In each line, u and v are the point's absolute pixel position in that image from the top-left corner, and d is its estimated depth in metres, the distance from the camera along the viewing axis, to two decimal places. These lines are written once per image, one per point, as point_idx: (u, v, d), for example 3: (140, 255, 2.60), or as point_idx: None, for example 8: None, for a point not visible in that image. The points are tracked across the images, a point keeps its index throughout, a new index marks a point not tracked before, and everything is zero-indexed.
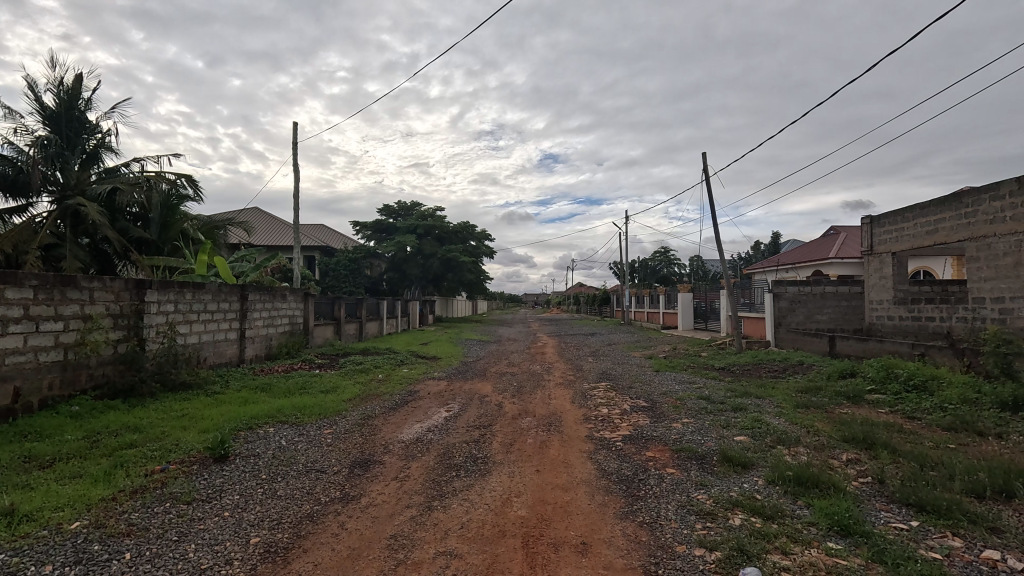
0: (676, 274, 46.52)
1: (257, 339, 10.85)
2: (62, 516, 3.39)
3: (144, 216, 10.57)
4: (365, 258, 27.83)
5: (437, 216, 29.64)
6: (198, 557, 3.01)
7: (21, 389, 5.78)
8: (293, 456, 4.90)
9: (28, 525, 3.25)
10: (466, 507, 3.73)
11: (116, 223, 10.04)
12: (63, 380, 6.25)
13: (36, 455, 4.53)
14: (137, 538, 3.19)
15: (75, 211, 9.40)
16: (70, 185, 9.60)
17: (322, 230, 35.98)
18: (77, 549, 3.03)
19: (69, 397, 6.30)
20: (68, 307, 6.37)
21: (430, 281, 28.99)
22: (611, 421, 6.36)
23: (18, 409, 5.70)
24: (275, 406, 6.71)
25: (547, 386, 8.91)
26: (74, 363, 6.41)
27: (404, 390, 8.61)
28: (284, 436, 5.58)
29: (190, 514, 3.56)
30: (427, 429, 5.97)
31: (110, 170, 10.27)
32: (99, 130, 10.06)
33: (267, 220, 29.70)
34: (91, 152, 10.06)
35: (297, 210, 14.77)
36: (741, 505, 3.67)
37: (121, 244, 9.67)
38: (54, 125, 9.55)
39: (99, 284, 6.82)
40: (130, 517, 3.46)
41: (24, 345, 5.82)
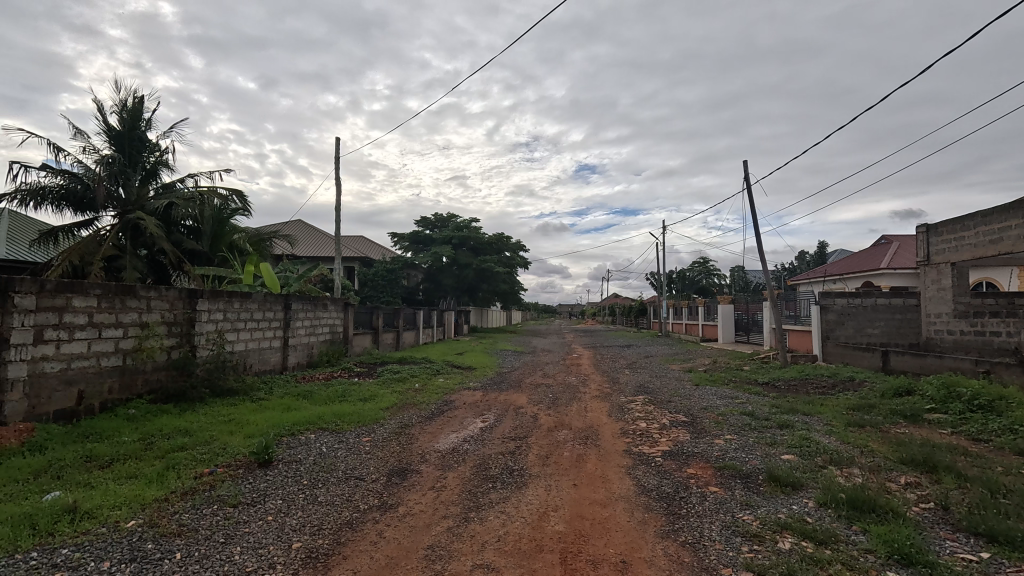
0: (716, 285, 45.37)
1: (300, 347, 11.19)
2: (119, 515, 3.56)
3: (197, 229, 11.14)
4: (402, 269, 28.31)
5: (472, 227, 29.89)
6: (243, 559, 3.09)
7: (84, 392, 6.14)
8: (333, 462, 5.00)
9: (89, 522, 3.42)
10: (503, 519, 3.70)
11: (171, 236, 10.62)
12: (121, 384, 6.62)
13: (97, 455, 4.78)
14: (187, 538, 3.31)
15: (135, 224, 10.02)
16: (132, 202, 10.25)
17: (362, 242, 36.87)
18: (132, 546, 3.17)
19: (126, 400, 6.66)
20: (128, 316, 6.76)
21: (464, 292, 29.21)
22: (650, 436, 6.21)
23: (81, 411, 6.06)
24: (316, 412, 6.88)
25: (584, 399, 8.78)
26: (132, 368, 6.78)
27: (440, 399, 8.67)
28: (325, 443, 5.71)
29: (236, 517, 3.67)
30: (463, 440, 5.98)
31: (168, 185, 10.90)
32: (159, 148, 10.70)
33: (310, 232, 30.76)
34: (151, 169, 10.69)
35: (338, 222, 15.24)
36: (791, 528, 3.50)
37: (175, 256, 10.20)
38: (118, 144, 10.23)
39: (156, 293, 7.21)
40: (181, 518, 3.59)
41: (88, 351, 6.19)
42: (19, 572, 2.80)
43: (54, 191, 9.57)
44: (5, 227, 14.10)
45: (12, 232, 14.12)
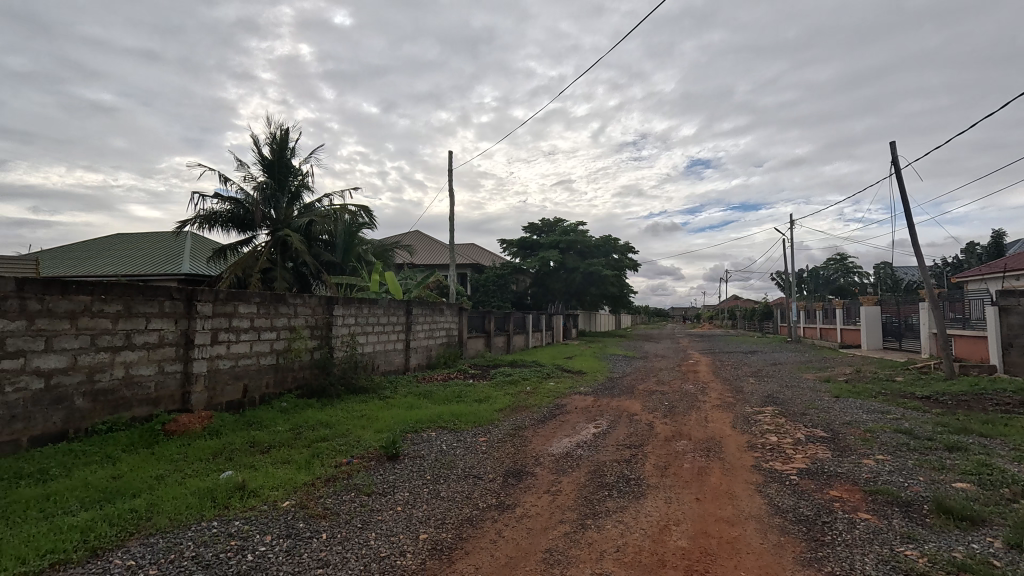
0: (857, 284, 40.18)
1: (420, 349, 11.97)
2: (277, 495, 4.06)
3: (332, 243, 12.43)
4: (511, 275, 29.03)
5: (579, 230, 29.72)
6: (378, 545, 3.35)
7: (248, 386, 7.14)
8: (453, 460, 5.25)
9: (254, 499, 3.95)
10: (621, 529, 3.60)
11: (312, 249, 11.99)
12: (275, 380, 7.59)
13: (258, 441, 5.52)
14: (331, 521, 3.68)
15: (284, 241, 11.48)
16: (281, 221, 11.74)
17: (473, 249, 38.45)
18: (288, 524, 3.59)
19: (279, 394, 7.63)
20: (280, 320, 7.73)
21: (572, 296, 29.12)
22: (783, 451, 5.65)
23: (245, 402, 7.06)
24: (436, 411, 7.29)
25: (703, 408, 8.26)
26: (283, 366, 7.75)
27: (552, 403, 8.72)
28: (445, 441, 6.02)
29: (371, 505, 4.00)
30: (576, 445, 5.94)
31: (309, 204, 12.33)
32: (301, 173, 12.15)
33: (426, 241, 32.81)
34: (295, 191, 12.17)
35: (452, 231, 16.06)
36: (970, 571, 2.95)
37: (315, 267, 11.49)
38: (270, 172, 11.80)
39: (301, 300, 8.17)
40: (325, 502, 4.01)
41: (250, 350, 7.18)
42: (204, 537, 3.31)
43: (223, 215, 11.29)
44: (188, 247, 16.92)
45: (193, 252, 16.89)
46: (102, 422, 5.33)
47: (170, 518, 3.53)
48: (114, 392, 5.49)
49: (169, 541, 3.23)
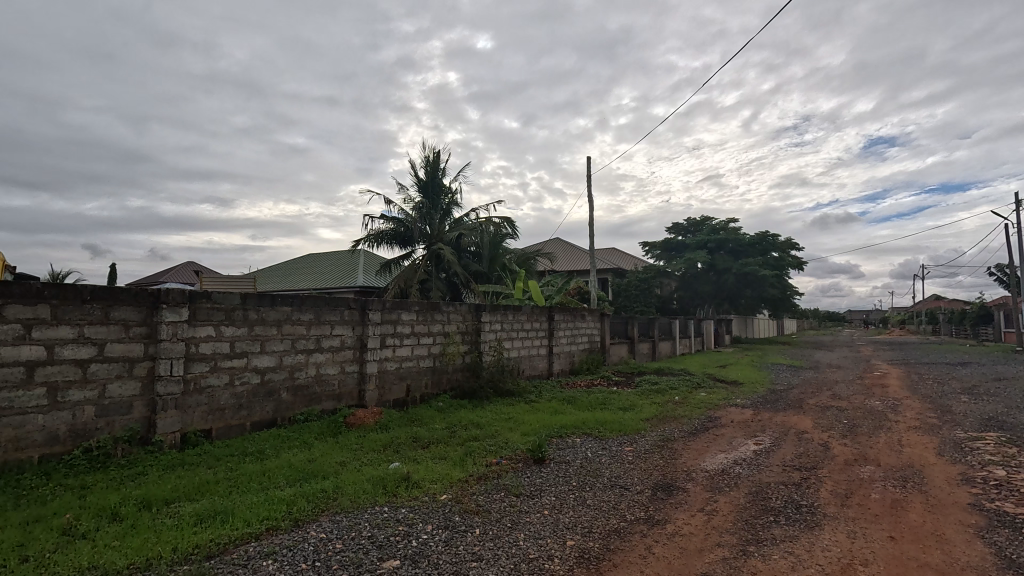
0: None
1: (563, 355, 12.10)
2: (436, 488, 4.42)
3: (479, 253, 13.22)
4: (654, 278, 27.90)
5: (731, 228, 27.38)
6: (527, 546, 3.44)
7: (410, 386, 7.92)
8: (598, 468, 5.19)
9: (417, 490, 4.34)
10: (792, 562, 3.19)
11: (461, 261, 12.90)
12: (432, 381, 8.30)
13: (420, 437, 6.08)
14: (483, 517, 3.89)
15: (437, 253, 12.56)
16: (435, 235, 12.89)
17: (614, 254, 37.76)
18: (446, 516, 3.88)
19: (436, 394, 8.33)
20: (436, 327, 8.43)
21: (725, 299, 26.93)
22: (1015, 489, 4.51)
23: (408, 401, 7.85)
24: (581, 418, 7.28)
25: (896, 429, 6.99)
26: (439, 369, 8.44)
27: (703, 414, 8.13)
28: (590, 448, 5.98)
29: (519, 506, 4.13)
30: (734, 462, 5.45)
31: (458, 219, 13.33)
32: (451, 190, 13.21)
33: (567, 248, 33.18)
34: (446, 208, 13.25)
35: (592, 237, 15.99)
36: None
37: (465, 277, 12.33)
38: (425, 192, 13.02)
39: (453, 308, 8.80)
40: (478, 499, 4.25)
41: (412, 354, 7.95)
42: (378, 519, 3.73)
43: (388, 233, 12.75)
44: (361, 263, 19.42)
45: (364, 266, 19.33)
46: (301, 413, 6.36)
47: (351, 500, 4.05)
48: (308, 388, 6.50)
49: (351, 520, 3.71)
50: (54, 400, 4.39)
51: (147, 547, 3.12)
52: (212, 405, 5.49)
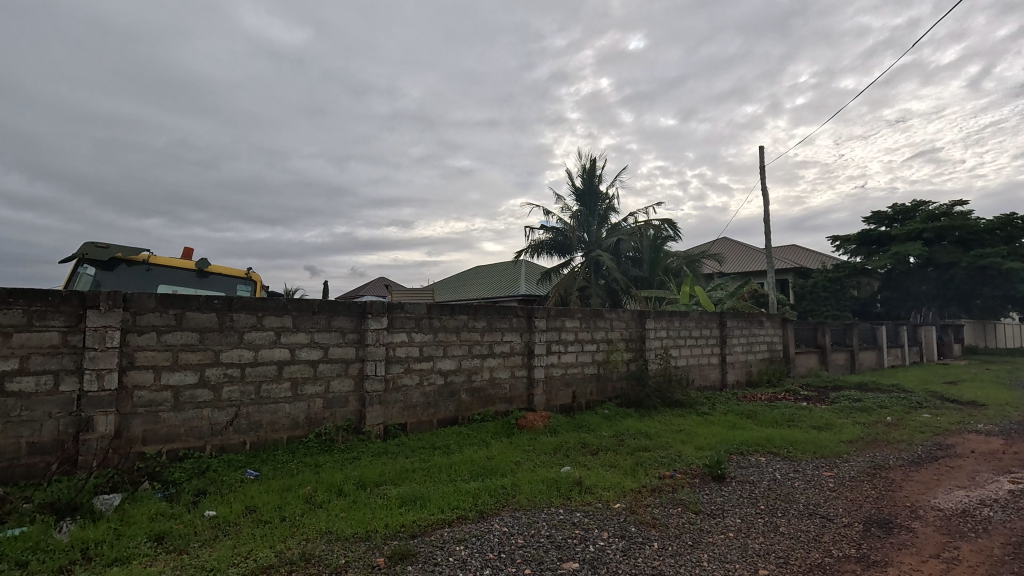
0: None
1: (738, 365, 11.09)
2: (609, 495, 4.40)
3: (638, 258, 12.82)
4: (850, 278, 24.01)
5: (957, 212, 22.26)
6: (712, 568, 3.23)
7: (576, 392, 8.03)
8: (791, 493, 4.63)
9: (590, 496, 4.37)
10: None
11: (621, 266, 12.70)
12: (598, 389, 8.30)
13: (589, 443, 6.11)
14: (660, 531, 3.75)
15: (596, 260, 12.65)
16: (594, 242, 12.99)
17: (795, 251, 33.48)
18: (621, 525, 3.84)
19: (602, 402, 8.32)
20: (599, 334, 8.41)
21: (951, 300, 21.93)
22: None
23: (575, 406, 7.97)
24: (764, 435, 6.58)
25: None
26: (604, 376, 8.41)
27: (929, 441, 6.71)
28: (778, 469, 5.37)
29: (700, 524, 3.90)
30: (980, 502, 4.38)
31: (615, 225, 13.28)
32: (607, 196, 13.27)
33: (737, 247, 30.44)
34: (603, 214, 13.31)
35: (768, 234, 14.44)
36: None
37: (625, 283, 12.10)
38: (582, 200, 13.24)
39: (617, 315, 8.69)
40: (654, 512, 4.11)
41: (576, 360, 8.05)
42: (555, 520, 3.85)
43: (547, 243, 13.18)
44: (523, 273, 20.36)
45: (526, 276, 20.23)
46: (478, 413, 6.89)
47: (528, 499, 4.25)
48: (483, 390, 7.02)
49: (530, 517, 3.89)
50: (296, 392, 5.45)
51: (366, 521, 3.68)
52: (406, 402, 6.26)
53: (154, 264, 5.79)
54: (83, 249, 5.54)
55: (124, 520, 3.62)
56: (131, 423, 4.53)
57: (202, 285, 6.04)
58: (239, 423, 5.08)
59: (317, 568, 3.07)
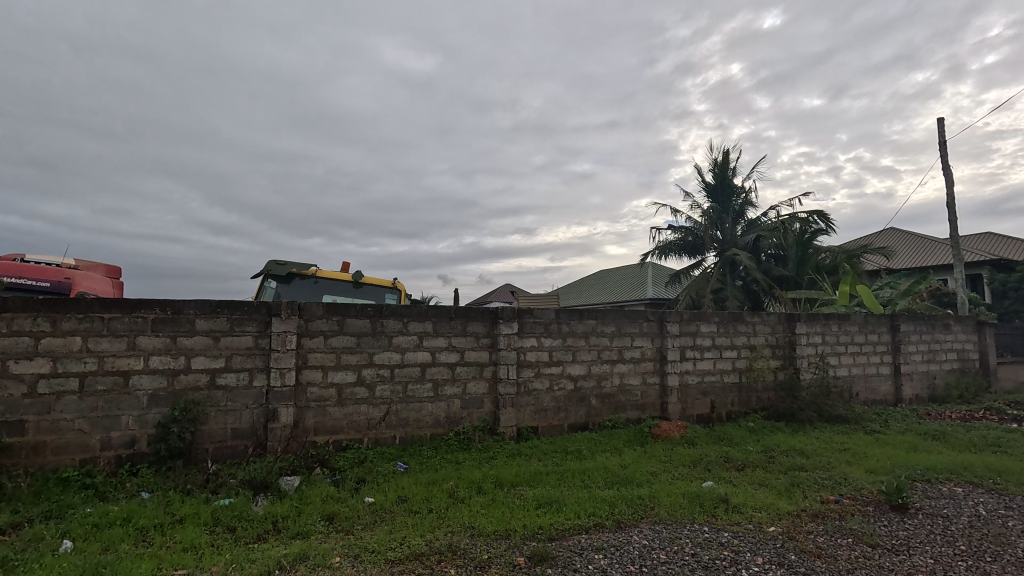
0: None
1: (917, 376, 9.44)
2: (761, 517, 4.01)
3: (782, 255, 11.54)
4: None
5: None
6: None
7: (715, 402, 7.48)
8: (1004, 534, 3.79)
9: (738, 515, 4.03)
10: None
11: (763, 265, 11.60)
12: (740, 399, 7.66)
13: (733, 458, 5.65)
14: (827, 563, 3.32)
15: (732, 260, 11.79)
16: (729, 240, 12.11)
17: (991, 240, 27.68)
18: (778, 551, 3.46)
19: (745, 413, 7.66)
20: (740, 339, 7.75)
21: None
22: None
23: (714, 417, 7.44)
24: (959, 461, 5.49)
25: None
26: (747, 385, 7.73)
27: None
28: (982, 503, 4.44)
29: (878, 560, 3.37)
30: None
31: (753, 221, 12.28)
32: (743, 190, 12.34)
33: (909, 238, 26.07)
34: (739, 210, 12.39)
35: (954, 221, 12.14)
36: None
37: (767, 283, 10.99)
38: (714, 196, 12.45)
39: (760, 318, 7.94)
40: (817, 540, 3.65)
41: (714, 367, 7.51)
42: (700, 538, 3.61)
43: (677, 243, 12.54)
44: (650, 276, 19.60)
45: (654, 279, 19.43)
46: (608, 419, 6.76)
47: (668, 512, 4.04)
48: (614, 397, 6.87)
49: (671, 532, 3.70)
50: (437, 393, 5.85)
51: (505, 520, 3.80)
52: (538, 406, 6.37)
53: (320, 277, 6.64)
54: (269, 266, 6.55)
55: (303, 499, 4.19)
56: (305, 415, 5.23)
57: (355, 293, 6.78)
58: (390, 419, 5.59)
59: (463, 560, 3.23)
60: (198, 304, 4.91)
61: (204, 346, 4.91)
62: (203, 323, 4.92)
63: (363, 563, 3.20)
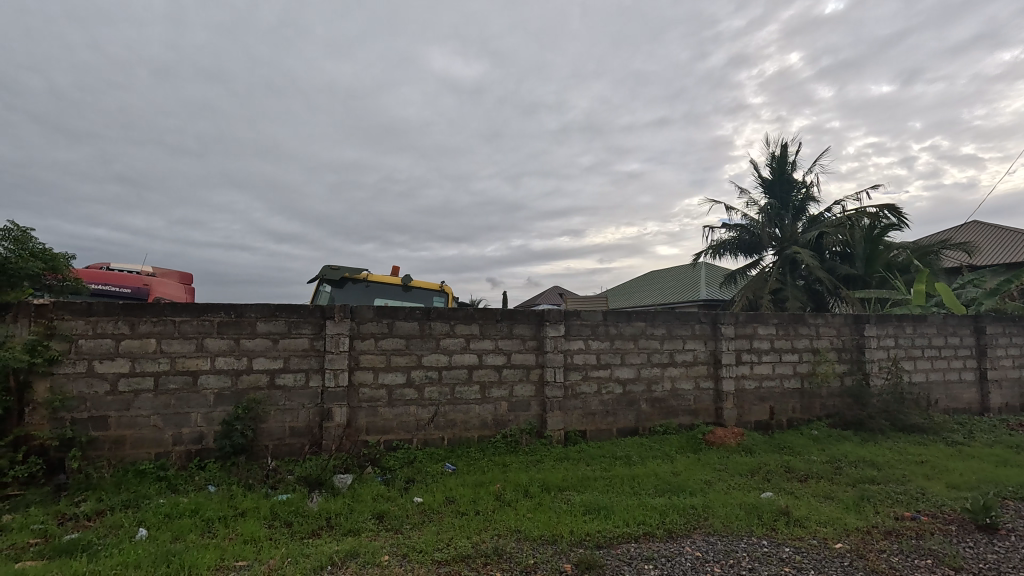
0: None
1: (1006, 383, 8.59)
2: (826, 532, 3.75)
3: (848, 253, 10.86)
4: None
5: None
6: None
7: (774, 408, 7.11)
8: None
9: (801, 530, 3.78)
10: None
11: (826, 263, 10.95)
12: (802, 405, 7.24)
13: (794, 468, 5.33)
14: None
15: (792, 258, 11.23)
16: (788, 238, 11.51)
17: None
18: (846, 570, 3.22)
19: (808, 421, 7.23)
20: (801, 342, 7.33)
21: None
22: None
23: (773, 424, 7.06)
24: None
25: None
26: (810, 391, 7.30)
27: None
28: None
29: None
30: None
31: (815, 217, 11.63)
32: (803, 184, 11.73)
33: (995, 232, 23.87)
34: (799, 206, 11.78)
35: None
36: None
37: (831, 282, 10.36)
38: (772, 192, 11.90)
39: (823, 320, 7.47)
40: (891, 560, 3.37)
41: (773, 372, 7.14)
42: (758, 552, 3.42)
43: (731, 242, 12.05)
44: (704, 276, 18.95)
45: (708, 279, 18.77)
46: (659, 424, 6.56)
47: (723, 523, 3.86)
48: (665, 401, 6.66)
49: (727, 545, 3.53)
50: (485, 395, 5.88)
51: (552, 525, 3.75)
52: (585, 410, 6.28)
53: (371, 281, 6.84)
54: (323, 271, 6.82)
55: (354, 497, 4.31)
56: (357, 415, 5.40)
57: (404, 296, 6.93)
58: (438, 421, 5.67)
59: (509, 564, 3.21)
60: (258, 308, 5.17)
61: (264, 348, 5.16)
62: (263, 326, 5.17)
63: (411, 562, 3.25)
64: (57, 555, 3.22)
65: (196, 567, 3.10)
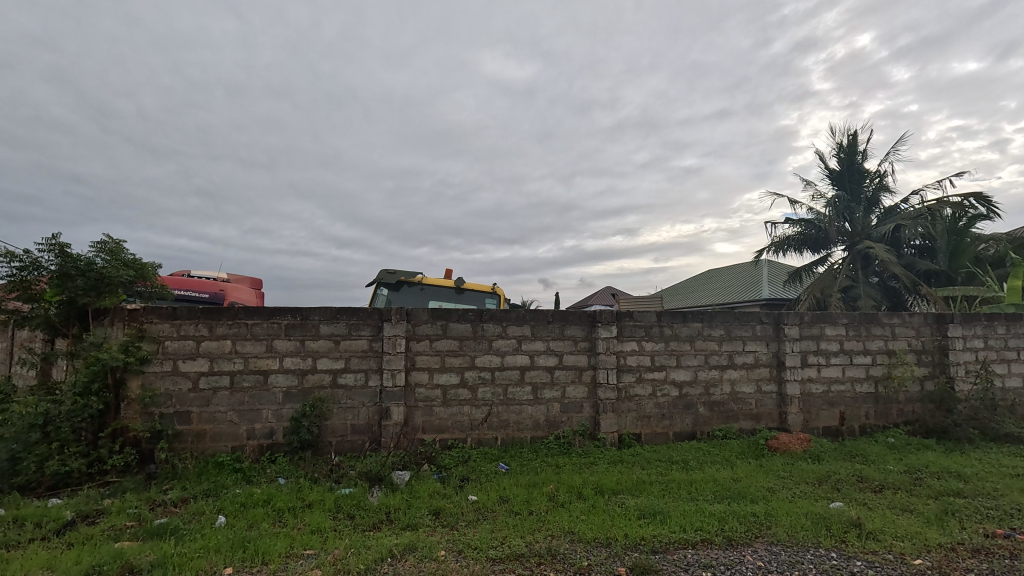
0: None
1: None
2: (904, 547, 3.50)
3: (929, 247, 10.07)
4: None
5: None
6: None
7: (845, 414, 6.70)
8: None
9: (876, 543, 3.55)
10: None
11: (903, 258, 10.19)
12: (877, 411, 6.77)
13: (868, 477, 5.00)
14: None
15: (864, 254, 10.54)
16: (860, 232, 10.81)
17: None
18: None
19: (884, 427, 6.75)
20: (875, 343, 6.85)
21: None
22: None
23: (844, 431, 6.65)
24: None
25: None
26: (885, 396, 6.82)
27: None
28: None
29: None
30: None
31: (890, 208, 10.84)
32: (876, 174, 10.97)
33: None
34: (872, 197, 11.03)
35: None
36: None
37: (909, 279, 9.64)
38: (841, 183, 11.22)
39: (900, 319, 6.95)
40: None
41: (843, 375, 6.72)
42: (826, 566, 3.24)
43: (796, 238, 11.46)
44: (766, 274, 18.07)
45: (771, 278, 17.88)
46: (718, 429, 6.33)
47: (788, 533, 3.69)
48: (725, 405, 6.42)
49: (791, 555, 3.37)
50: (537, 396, 5.91)
51: (605, 527, 3.73)
52: (640, 412, 6.17)
53: (426, 284, 7.06)
54: (382, 275, 7.08)
55: (412, 493, 4.46)
56: (414, 414, 5.58)
57: (458, 299, 7.08)
58: (492, 421, 5.76)
59: (563, 565, 3.23)
60: (322, 311, 5.45)
61: (327, 349, 5.43)
62: (326, 328, 5.45)
63: (466, 558, 3.32)
64: (150, 536, 3.54)
65: (269, 554, 3.32)
